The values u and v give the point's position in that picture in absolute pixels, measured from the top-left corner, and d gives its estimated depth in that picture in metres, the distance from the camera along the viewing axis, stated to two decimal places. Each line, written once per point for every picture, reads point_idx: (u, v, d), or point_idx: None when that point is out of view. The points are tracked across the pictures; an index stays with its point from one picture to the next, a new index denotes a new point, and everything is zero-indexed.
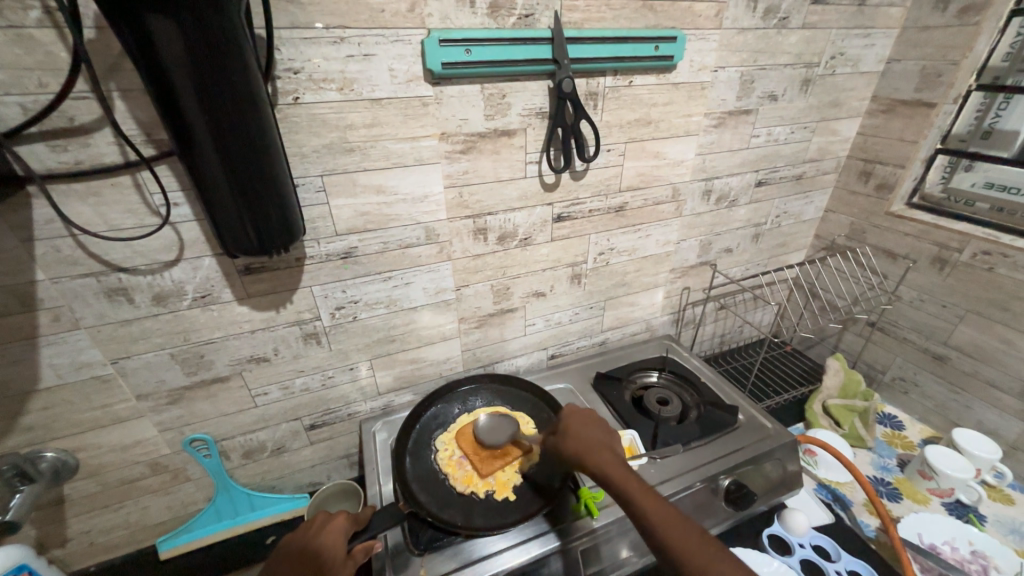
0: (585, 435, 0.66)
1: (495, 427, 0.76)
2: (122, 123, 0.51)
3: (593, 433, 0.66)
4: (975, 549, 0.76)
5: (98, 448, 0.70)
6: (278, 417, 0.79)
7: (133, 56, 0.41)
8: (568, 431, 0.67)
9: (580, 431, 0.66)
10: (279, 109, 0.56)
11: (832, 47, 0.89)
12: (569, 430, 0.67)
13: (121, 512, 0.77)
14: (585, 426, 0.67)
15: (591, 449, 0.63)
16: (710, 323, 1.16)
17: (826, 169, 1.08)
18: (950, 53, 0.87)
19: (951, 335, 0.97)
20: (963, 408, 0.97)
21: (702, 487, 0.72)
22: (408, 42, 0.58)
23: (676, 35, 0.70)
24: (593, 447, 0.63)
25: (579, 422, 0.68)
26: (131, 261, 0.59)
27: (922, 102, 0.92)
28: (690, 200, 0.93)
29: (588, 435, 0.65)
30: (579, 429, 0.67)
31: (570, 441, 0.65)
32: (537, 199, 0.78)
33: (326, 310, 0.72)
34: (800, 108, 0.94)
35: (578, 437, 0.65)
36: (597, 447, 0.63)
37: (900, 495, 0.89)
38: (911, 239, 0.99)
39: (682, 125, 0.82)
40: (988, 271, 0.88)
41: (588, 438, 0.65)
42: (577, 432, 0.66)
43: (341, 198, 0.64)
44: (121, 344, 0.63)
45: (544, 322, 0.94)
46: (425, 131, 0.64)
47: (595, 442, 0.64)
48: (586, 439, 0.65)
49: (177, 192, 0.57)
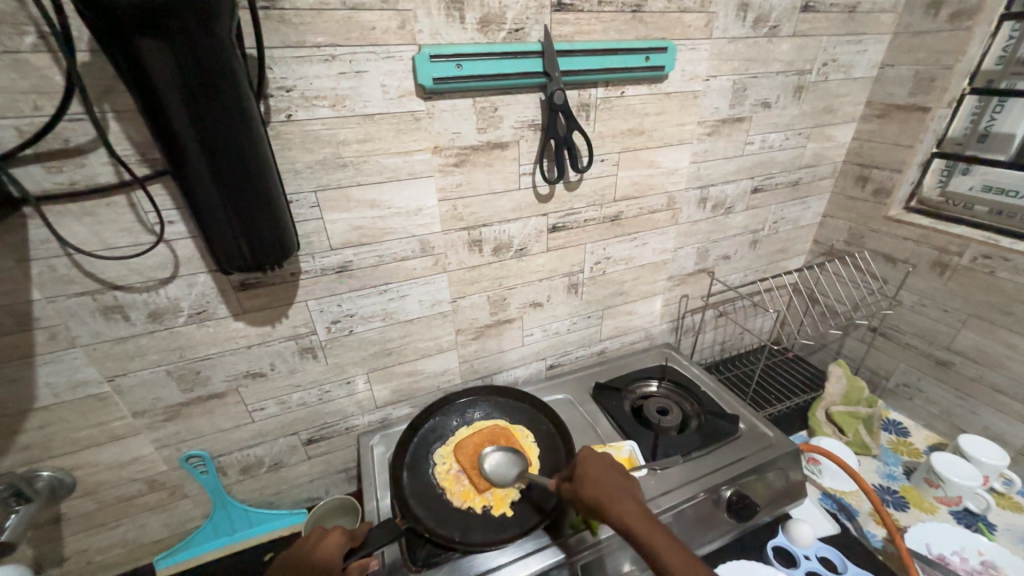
0: (604, 482, 0.59)
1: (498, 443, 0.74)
2: (116, 144, 0.52)
3: (614, 478, 0.60)
4: (985, 559, 0.74)
5: (95, 466, 0.69)
6: (276, 432, 0.79)
7: (124, 77, 0.41)
8: (585, 479, 0.60)
9: (598, 478, 0.60)
10: (272, 127, 0.56)
11: (824, 54, 0.89)
12: (586, 476, 0.60)
13: (118, 530, 0.77)
14: (603, 469, 0.61)
15: (614, 500, 0.56)
16: (709, 330, 1.16)
17: (822, 174, 1.08)
18: (943, 58, 0.88)
19: (954, 340, 0.96)
20: (969, 413, 0.96)
21: (705, 498, 0.71)
22: (399, 59, 0.59)
23: (666, 45, 0.71)
24: (616, 497, 0.57)
25: (596, 464, 0.62)
26: (126, 279, 0.59)
27: (917, 107, 0.92)
28: (686, 208, 0.93)
29: (609, 481, 0.59)
30: (593, 473, 0.60)
31: (588, 489, 0.59)
32: (532, 210, 0.78)
33: (322, 324, 0.72)
34: (794, 115, 0.94)
35: (597, 484, 0.59)
36: (621, 498, 0.56)
37: (907, 504, 0.87)
38: (911, 243, 0.99)
39: (675, 134, 0.82)
40: (989, 274, 0.87)
41: (610, 486, 0.58)
42: (596, 480, 0.60)
43: (335, 213, 0.65)
44: (117, 361, 0.63)
45: (542, 333, 0.94)
46: (417, 145, 0.65)
47: (618, 491, 0.58)
48: (607, 486, 0.58)
49: (172, 210, 0.57)
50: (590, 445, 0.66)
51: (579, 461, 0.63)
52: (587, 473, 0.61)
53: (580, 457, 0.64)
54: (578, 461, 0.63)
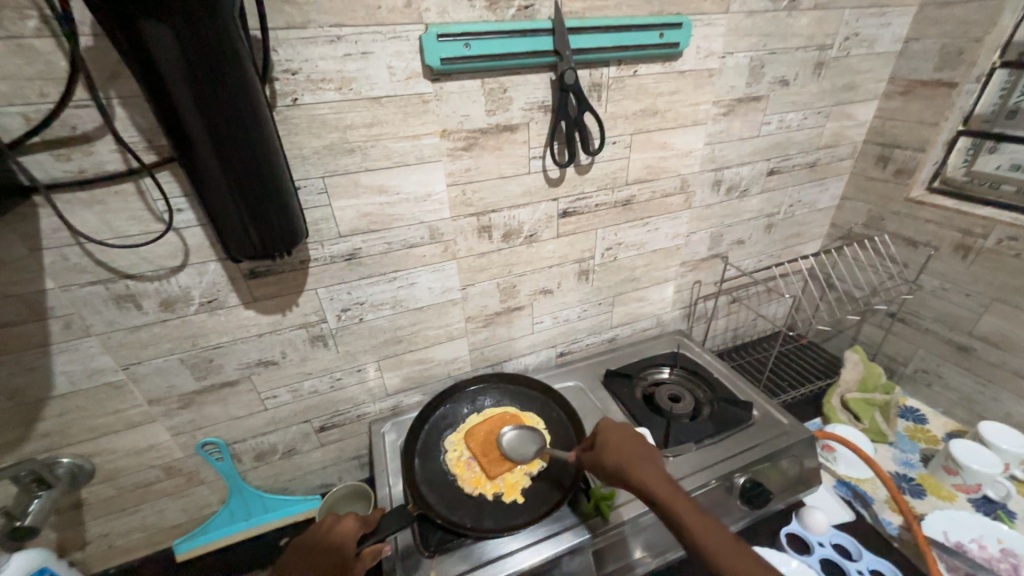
0: (624, 449, 0.62)
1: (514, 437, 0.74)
2: (122, 130, 0.51)
3: (633, 446, 0.62)
4: (1005, 547, 0.73)
5: (113, 453, 0.71)
6: (289, 420, 0.79)
7: (128, 60, 0.40)
8: (606, 446, 0.63)
9: (619, 445, 0.63)
10: (277, 112, 0.55)
11: (846, 28, 0.86)
12: (607, 444, 0.63)
13: (138, 515, 0.78)
14: (623, 438, 0.64)
15: (634, 464, 0.59)
16: (722, 317, 1.14)
17: (841, 155, 1.04)
18: (972, 30, 0.84)
19: (976, 325, 0.93)
20: (990, 400, 0.94)
21: (718, 485, 0.71)
22: (405, 39, 0.57)
23: (681, 20, 0.68)
24: (636, 462, 0.59)
25: (617, 433, 0.65)
26: (137, 267, 0.59)
27: (943, 83, 0.89)
28: (699, 191, 0.91)
29: (627, 447, 0.62)
30: (615, 443, 0.63)
31: (610, 455, 0.62)
32: (542, 195, 0.77)
33: (332, 312, 0.72)
34: (813, 93, 0.90)
35: (617, 453, 0.62)
36: (639, 462, 0.59)
37: (924, 491, 0.86)
38: (932, 226, 0.96)
39: (690, 114, 0.80)
40: (1016, 257, 0.84)
41: (631, 451, 0.61)
42: (616, 447, 0.62)
43: (343, 199, 0.64)
44: (131, 350, 0.63)
45: (552, 320, 0.93)
46: (426, 128, 0.63)
47: (637, 456, 0.60)
48: (627, 454, 0.61)
49: (180, 198, 0.57)
50: (610, 416, 0.68)
51: (599, 430, 0.66)
52: (607, 440, 0.64)
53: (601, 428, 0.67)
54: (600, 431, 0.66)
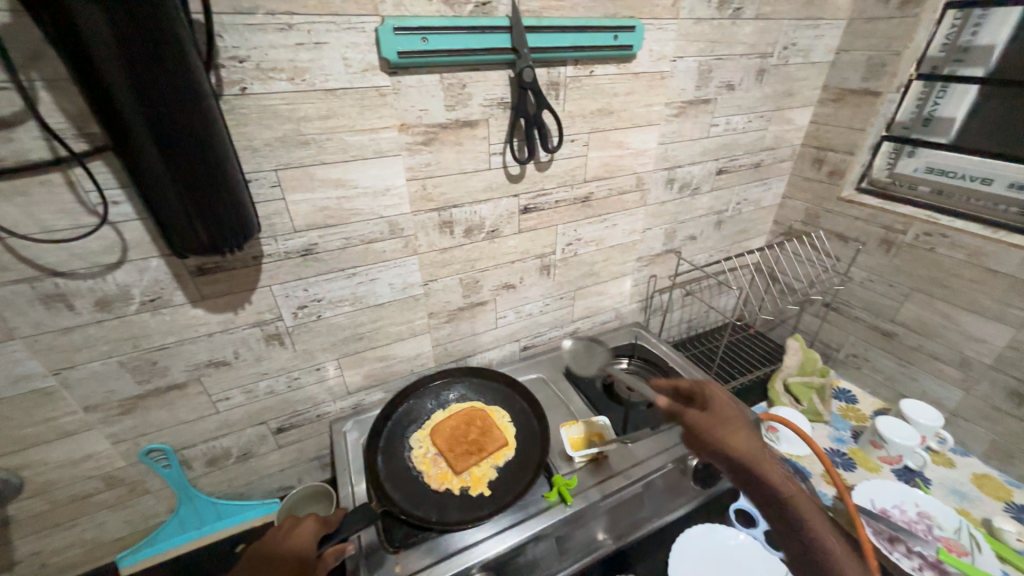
0: (748, 436, 0.57)
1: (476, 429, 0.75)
2: (47, 116, 0.47)
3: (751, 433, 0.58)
4: (921, 510, 0.82)
5: (45, 465, 0.66)
6: (243, 422, 0.76)
7: (53, 42, 0.38)
8: (728, 423, 0.57)
9: (744, 430, 0.57)
10: (225, 100, 0.53)
11: (785, 38, 0.92)
12: (727, 421, 0.58)
13: (75, 530, 0.73)
14: (740, 420, 0.59)
15: (757, 453, 0.54)
16: (677, 309, 1.20)
17: (782, 157, 1.12)
18: (893, 44, 0.91)
19: (898, 312, 1.03)
20: (910, 379, 1.04)
21: (673, 467, 0.75)
22: (361, 30, 0.56)
23: (634, 24, 0.71)
24: (763, 455, 0.55)
25: (732, 410, 0.60)
26: (68, 264, 0.55)
27: (869, 91, 0.97)
28: (654, 189, 0.95)
29: (743, 431, 0.57)
30: (736, 420, 0.58)
31: (727, 428, 0.57)
32: (502, 191, 0.78)
33: (288, 310, 0.70)
34: (756, 97, 0.96)
35: (743, 438, 0.56)
36: (762, 454, 0.54)
37: (854, 465, 0.94)
38: (861, 223, 1.05)
39: (644, 115, 0.83)
40: (929, 251, 0.94)
41: (748, 440, 0.56)
42: (742, 430, 0.57)
43: (298, 193, 0.62)
44: (63, 353, 0.59)
45: (516, 314, 0.95)
46: (383, 122, 0.63)
47: (755, 447, 0.55)
48: (754, 443, 0.56)
49: (116, 189, 0.53)
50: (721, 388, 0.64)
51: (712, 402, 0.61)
52: (724, 415, 0.59)
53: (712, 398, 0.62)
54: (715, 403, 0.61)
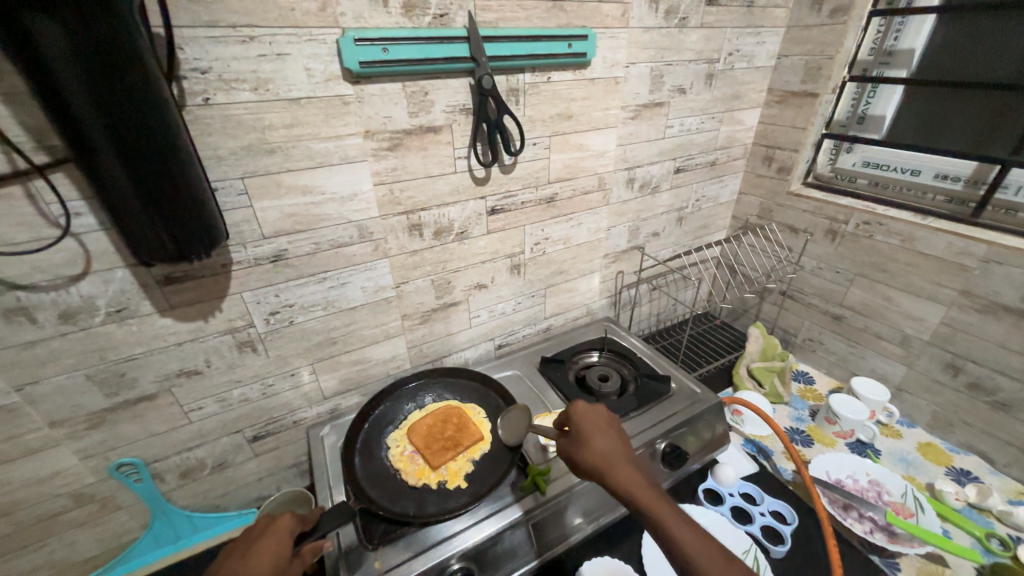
0: (602, 445, 0.60)
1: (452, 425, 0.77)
2: (6, 130, 0.47)
3: (610, 439, 0.61)
4: (871, 478, 0.88)
5: (8, 485, 0.64)
6: (217, 432, 0.76)
7: (11, 56, 0.39)
8: (584, 439, 0.61)
9: (595, 440, 0.61)
10: (188, 111, 0.54)
11: (729, 45, 0.98)
12: (584, 436, 0.62)
13: (42, 552, 0.71)
14: (599, 431, 0.62)
15: (589, 439, 0.61)
16: (645, 303, 1.25)
17: (736, 155, 1.19)
18: (826, 49, 0.99)
19: (845, 297, 1.10)
20: (859, 358, 1.11)
21: (642, 451, 0.78)
22: (322, 42, 0.58)
23: (586, 33, 0.75)
24: (615, 461, 0.58)
25: (594, 426, 0.63)
26: (30, 278, 0.55)
27: (808, 93, 1.04)
28: (616, 188, 0.99)
29: (590, 426, 0.63)
30: (582, 429, 0.63)
31: (587, 453, 0.60)
32: (469, 193, 0.80)
33: (260, 316, 0.71)
34: (707, 100, 1.03)
35: (597, 450, 0.59)
36: (591, 437, 0.61)
37: (812, 441, 1.00)
38: (808, 215, 1.12)
39: (601, 118, 0.87)
40: (869, 238, 1.02)
41: (590, 426, 0.63)
42: (597, 441, 0.61)
43: (265, 200, 0.63)
44: (25, 369, 0.58)
45: (488, 314, 0.97)
46: (348, 129, 0.65)
47: (597, 431, 0.62)
48: (605, 450, 0.59)
49: (78, 201, 0.53)
50: (585, 402, 0.66)
51: (570, 416, 0.65)
52: (581, 430, 0.63)
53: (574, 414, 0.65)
54: (573, 418, 0.64)
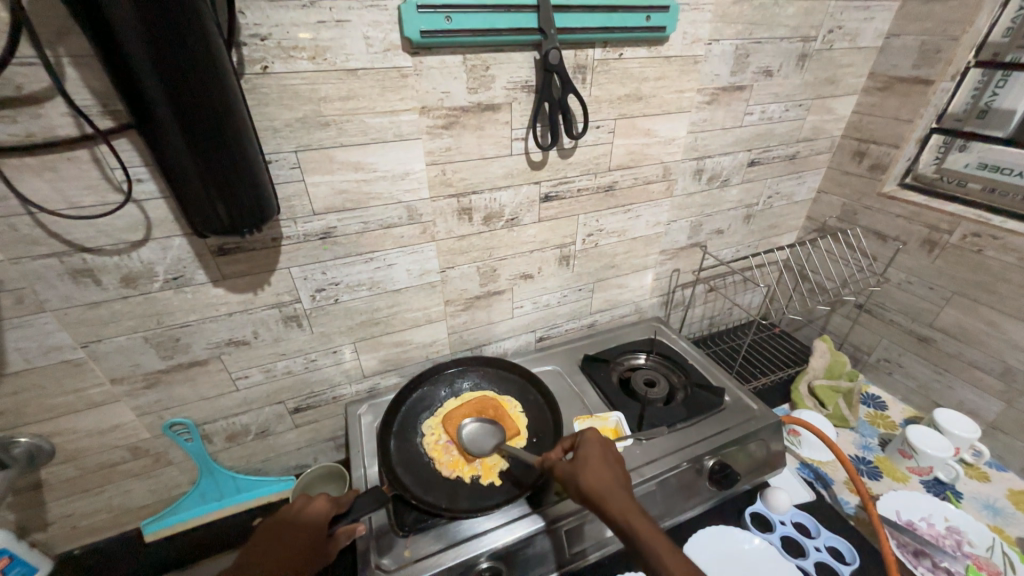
0: (604, 471, 0.58)
1: (485, 432, 0.73)
2: (74, 93, 0.48)
3: (614, 468, 0.59)
4: (950, 525, 0.77)
5: (74, 433, 0.68)
6: (261, 401, 0.78)
7: (77, 15, 0.37)
8: (584, 462, 0.59)
9: (595, 468, 0.58)
10: (247, 80, 0.53)
11: (830, 21, 0.86)
12: (589, 459, 0.59)
13: (103, 496, 0.77)
14: (605, 458, 0.60)
15: (588, 466, 0.58)
16: (699, 305, 1.16)
17: (820, 149, 1.06)
18: (950, 28, 0.85)
19: (937, 317, 0.97)
20: (945, 388, 0.99)
21: (688, 467, 0.73)
22: (384, 8, 0.55)
23: (668, 4, 0.67)
24: (611, 490, 0.55)
25: (597, 453, 0.60)
26: (96, 241, 0.56)
27: (920, 79, 0.90)
28: (681, 179, 0.91)
29: (594, 453, 0.60)
30: (587, 455, 0.60)
31: (585, 478, 0.57)
32: (524, 178, 0.76)
33: (306, 292, 0.70)
34: (795, 85, 0.91)
35: (596, 475, 0.57)
36: (592, 464, 0.58)
37: (880, 473, 0.90)
38: (902, 221, 0.99)
39: (674, 101, 0.79)
40: (977, 252, 0.88)
41: (592, 454, 0.60)
42: (599, 467, 0.58)
43: (317, 174, 0.61)
44: (91, 327, 0.61)
45: (532, 305, 0.93)
46: (404, 104, 0.61)
47: (599, 459, 0.59)
48: (607, 476, 0.57)
49: (140, 167, 0.54)
50: (596, 429, 0.64)
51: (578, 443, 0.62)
52: (584, 455, 0.60)
53: (581, 441, 0.63)
54: (580, 445, 0.62)
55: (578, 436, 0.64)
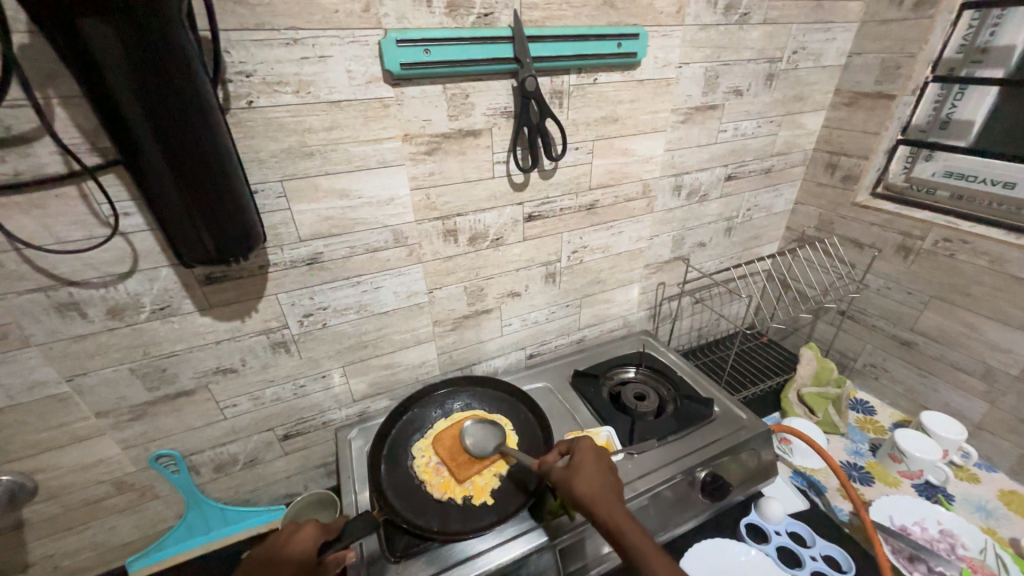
0: (598, 477, 0.58)
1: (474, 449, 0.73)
2: (61, 132, 0.49)
3: (608, 474, 0.59)
4: (943, 528, 0.78)
5: (58, 469, 0.67)
6: (249, 429, 0.77)
7: (66, 59, 0.39)
8: (578, 468, 0.59)
9: (588, 474, 0.58)
10: (231, 114, 0.54)
11: (793, 42, 0.90)
12: (583, 466, 0.59)
13: (86, 533, 0.75)
14: (600, 464, 0.60)
15: (581, 472, 0.59)
16: (687, 317, 1.18)
17: (794, 162, 1.10)
18: (908, 46, 0.89)
19: (917, 321, 1.00)
20: (931, 391, 1.00)
21: (681, 479, 0.73)
22: (364, 43, 0.57)
23: (637, 31, 0.71)
24: (603, 495, 0.56)
25: (591, 460, 0.60)
26: (82, 274, 0.56)
27: (883, 94, 0.95)
28: (660, 196, 0.94)
29: (589, 460, 0.60)
30: (583, 462, 0.60)
31: (578, 484, 0.57)
32: (507, 199, 0.78)
33: (294, 318, 0.71)
34: (765, 102, 0.95)
35: (588, 480, 0.57)
36: (585, 470, 0.59)
37: (872, 479, 0.91)
38: (877, 229, 1.02)
39: (649, 121, 0.82)
40: (950, 257, 0.91)
41: (586, 461, 0.60)
42: (592, 473, 0.58)
43: (303, 203, 0.63)
44: (76, 361, 0.60)
45: (521, 322, 0.94)
46: (387, 132, 0.63)
47: (593, 466, 0.60)
48: (599, 482, 0.57)
49: (128, 202, 0.55)
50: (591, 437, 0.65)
51: (574, 450, 0.63)
52: (579, 462, 0.61)
53: (577, 448, 0.63)
54: (576, 451, 0.62)
55: (574, 444, 0.64)
